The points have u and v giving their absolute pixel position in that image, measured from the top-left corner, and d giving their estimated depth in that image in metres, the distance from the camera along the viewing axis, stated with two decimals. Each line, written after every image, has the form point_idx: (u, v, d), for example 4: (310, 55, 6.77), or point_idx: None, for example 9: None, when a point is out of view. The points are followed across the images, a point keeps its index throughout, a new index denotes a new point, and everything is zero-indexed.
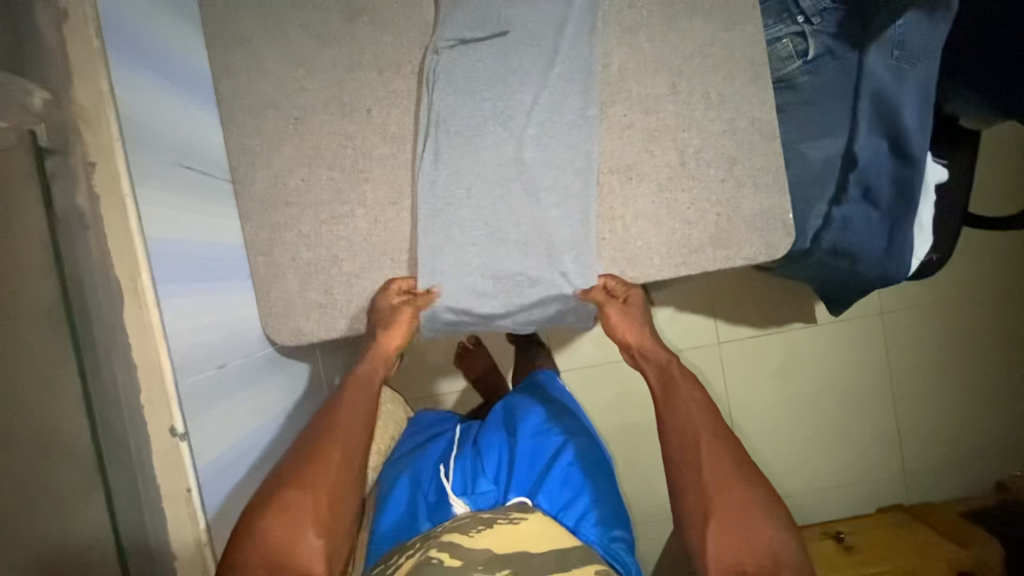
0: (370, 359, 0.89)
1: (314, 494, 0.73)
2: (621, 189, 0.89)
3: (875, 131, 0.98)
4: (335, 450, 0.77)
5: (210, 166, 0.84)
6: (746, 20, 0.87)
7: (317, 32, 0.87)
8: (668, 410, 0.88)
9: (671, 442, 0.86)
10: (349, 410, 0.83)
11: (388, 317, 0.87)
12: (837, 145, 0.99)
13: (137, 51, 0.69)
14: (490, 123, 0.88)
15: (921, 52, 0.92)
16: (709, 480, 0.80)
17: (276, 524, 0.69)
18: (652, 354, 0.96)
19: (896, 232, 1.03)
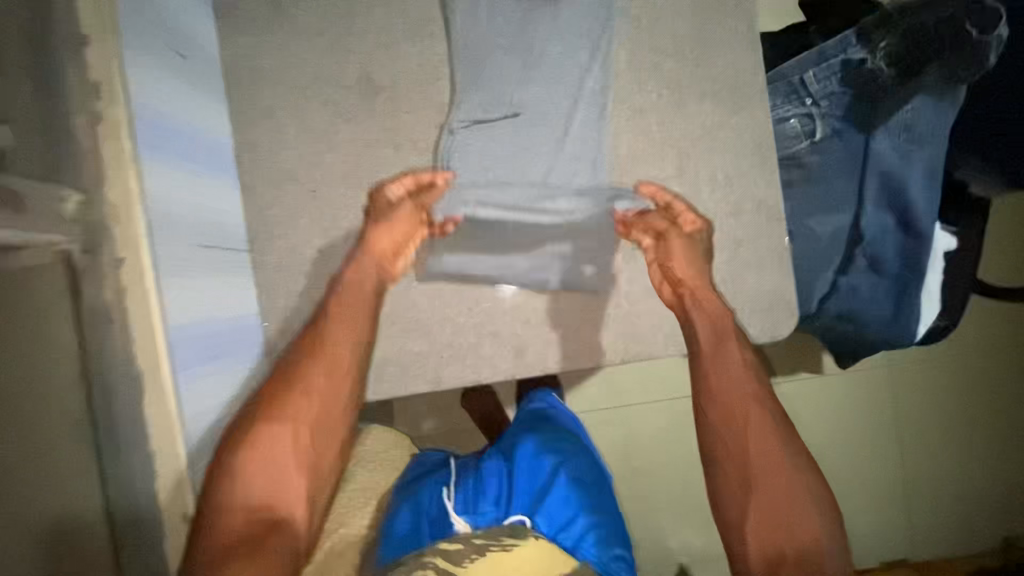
0: (358, 267, 0.87)
1: (289, 435, 0.76)
2: (627, 267, 0.91)
3: (881, 207, 0.96)
4: (319, 376, 0.80)
5: (229, 236, 0.86)
6: (753, 104, 0.89)
7: (336, 108, 0.90)
8: (710, 363, 0.84)
9: (717, 400, 0.82)
10: (336, 337, 0.83)
11: (391, 198, 0.89)
12: (843, 220, 0.99)
13: (164, 140, 0.72)
14: (504, 195, 0.92)
15: (930, 130, 0.89)
16: (751, 445, 0.78)
17: (247, 488, 0.71)
18: (705, 305, 0.87)
19: (903, 300, 0.99)
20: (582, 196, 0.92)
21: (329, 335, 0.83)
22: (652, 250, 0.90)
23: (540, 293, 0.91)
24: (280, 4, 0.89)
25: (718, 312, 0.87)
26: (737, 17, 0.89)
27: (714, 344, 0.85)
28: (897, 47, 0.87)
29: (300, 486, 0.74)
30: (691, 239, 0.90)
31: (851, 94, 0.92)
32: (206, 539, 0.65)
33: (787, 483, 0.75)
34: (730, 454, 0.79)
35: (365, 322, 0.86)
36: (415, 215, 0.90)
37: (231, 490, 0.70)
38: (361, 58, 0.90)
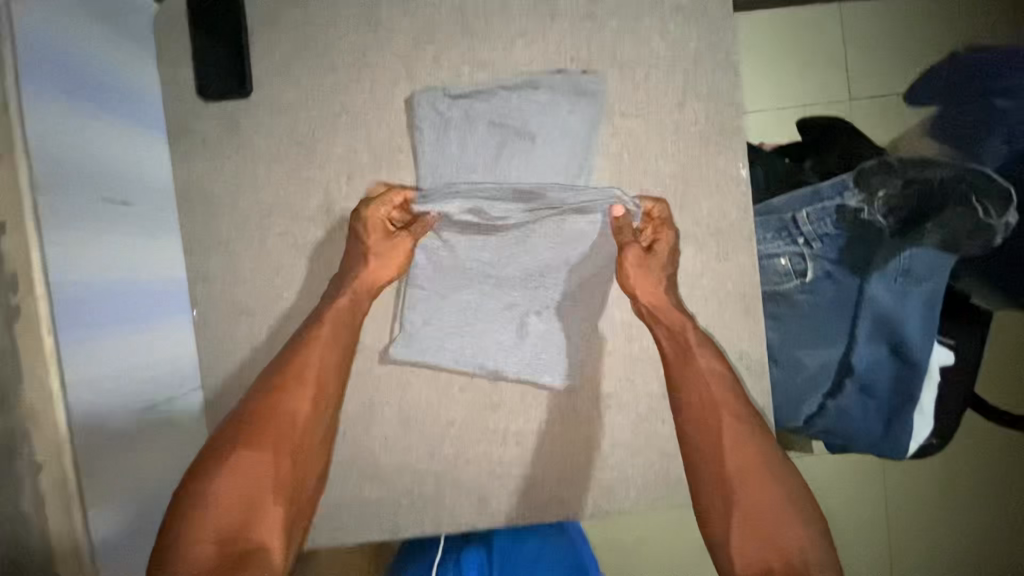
0: (330, 303, 0.81)
1: (266, 463, 0.73)
2: (599, 417, 0.85)
3: (874, 342, 0.90)
4: (301, 407, 0.77)
5: (170, 384, 0.80)
6: (739, 250, 0.83)
7: (295, 240, 0.85)
8: (681, 385, 0.80)
9: (687, 412, 0.80)
10: (313, 355, 0.78)
11: (376, 227, 0.81)
12: (833, 353, 0.92)
13: (101, 307, 0.66)
14: (471, 310, 0.85)
15: (928, 271, 0.83)
16: (733, 468, 0.76)
17: (213, 519, 0.67)
18: (673, 319, 0.82)
19: (895, 420, 0.93)
20: (561, 245, 0.83)
21: (304, 346, 0.78)
22: (636, 262, 0.81)
23: (505, 442, 0.86)
24: (240, 130, 0.84)
25: (684, 327, 0.82)
26: (725, 156, 0.83)
27: (676, 359, 0.81)
28: (896, 198, 0.82)
29: (273, 513, 0.71)
30: (671, 259, 0.82)
31: (846, 237, 0.86)
32: (182, 557, 0.63)
33: (769, 504, 0.74)
34: (715, 473, 0.77)
35: (348, 339, 0.81)
36: (403, 246, 0.83)
37: (204, 513, 0.67)
38: (322, 188, 0.84)
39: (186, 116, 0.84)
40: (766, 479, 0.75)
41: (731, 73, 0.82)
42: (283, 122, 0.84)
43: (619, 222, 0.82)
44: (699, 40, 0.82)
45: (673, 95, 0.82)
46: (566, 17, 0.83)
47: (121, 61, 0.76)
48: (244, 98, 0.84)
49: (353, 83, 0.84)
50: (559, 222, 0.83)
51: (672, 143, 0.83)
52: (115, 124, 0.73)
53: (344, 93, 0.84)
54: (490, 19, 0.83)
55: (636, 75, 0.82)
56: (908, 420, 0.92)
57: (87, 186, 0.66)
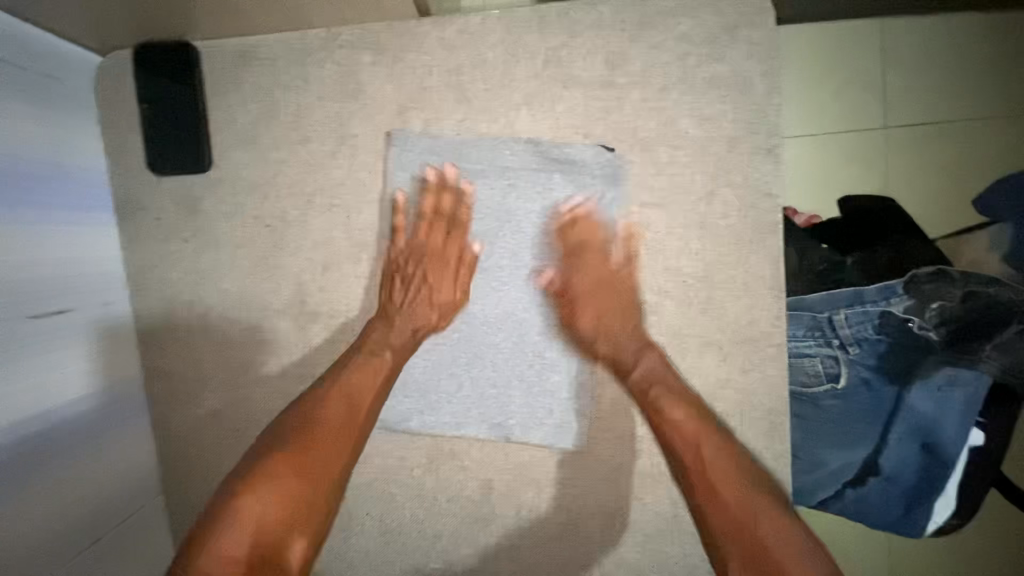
0: (383, 328, 0.71)
1: (295, 484, 0.60)
2: (602, 535, 0.77)
3: (905, 444, 0.79)
4: (329, 413, 0.66)
5: (125, 502, 0.72)
6: (766, 361, 0.73)
7: (264, 334, 0.75)
8: (659, 419, 0.67)
9: (666, 447, 0.66)
10: (356, 385, 0.68)
11: (432, 240, 0.72)
12: (859, 454, 0.81)
13: (31, 447, 0.58)
14: (457, 372, 0.75)
15: (971, 383, 0.72)
16: (731, 501, 0.60)
17: (236, 543, 0.54)
18: (622, 355, 0.71)
19: (916, 510, 0.81)
20: (547, 217, 0.72)
21: (350, 370, 0.69)
22: (580, 301, 0.72)
23: (498, 560, 0.77)
24: (199, 211, 0.73)
25: (649, 351, 0.71)
26: (756, 255, 0.72)
27: (642, 390, 0.69)
28: (952, 309, 0.71)
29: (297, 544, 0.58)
30: (630, 289, 0.73)
31: (888, 343, 0.76)
32: (200, 572, 0.52)
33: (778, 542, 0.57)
34: (711, 508, 0.61)
35: (384, 377, 0.69)
36: (451, 246, 0.73)
37: (229, 533, 0.55)
38: (295, 277, 0.74)
39: (136, 192, 0.73)
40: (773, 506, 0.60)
41: (770, 158, 0.70)
42: (249, 201, 0.73)
43: (575, 223, 0.72)
44: (735, 118, 0.70)
45: (701, 182, 0.71)
46: (579, 84, 0.70)
47: (57, 142, 0.65)
48: (203, 173, 0.73)
49: (329, 158, 0.72)
50: (539, 180, 0.72)
51: (696, 237, 0.72)
52: (57, 221, 0.64)
53: (319, 169, 0.72)
54: (490, 86, 0.71)
55: (659, 157, 0.71)
56: (928, 510, 0.81)
57: (16, 306, 0.57)
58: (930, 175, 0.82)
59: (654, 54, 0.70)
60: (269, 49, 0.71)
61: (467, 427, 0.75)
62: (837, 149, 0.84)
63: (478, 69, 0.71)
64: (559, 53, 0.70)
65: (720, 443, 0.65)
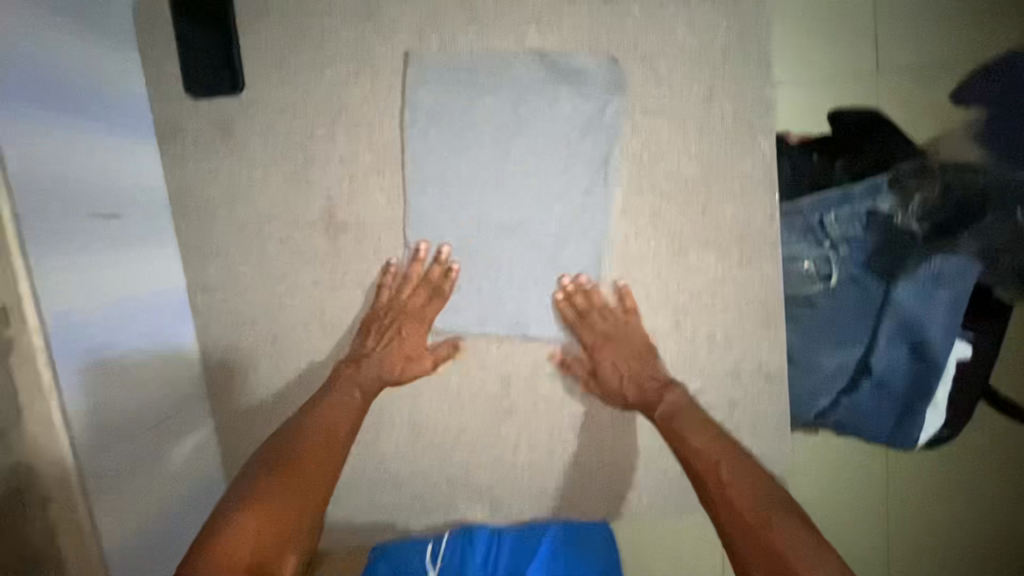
0: (356, 369, 0.79)
1: (288, 509, 0.64)
2: (613, 423, 0.84)
3: (896, 343, 0.85)
4: (316, 439, 0.72)
5: (179, 400, 0.79)
6: (762, 257, 0.80)
7: (297, 247, 0.81)
8: (678, 440, 0.73)
9: (692, 465, 0.71)
10: (338, 416, 0.75)
11: (412, 297, 0.80)
12: (853, 355, 0.87)
13: (92, 335, 0.64)
14: (477, 275, 0.81)
15: (957, 277, 0.80)
16: (751, 516, 0.63)
17: (241, 548, 0.58)
18: (646, 394, 0.79)
19: (908, 412, 0.88)
20: (555, 127, 0.77)
21: (327, 405, 0.76)
22: (592, 359, 0.80)
23: (519, 448, 0.85)
24: (233, 132, 0.79)
25: (672, 389, 0.78)
26: (750, 158, 0.78)
27: (662, 419, 0.76)
28: (931, 203, 0.78)
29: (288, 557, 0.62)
30: (640, 336, 0.80)
31: (876, 241, 0.82)
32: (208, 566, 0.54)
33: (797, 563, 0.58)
34: (734, 523, 0.64)
35: (359, 411, 0.77)
36: (431, 308, 0.80)
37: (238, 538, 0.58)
38: (324, 192, 0.80)
39: (175, 115, 0.79)
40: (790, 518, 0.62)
41: (762, 66, 0.76)
42: (280, 121, 0.79)
43: (580, 292, 0.80)
44: (729, 30, 0.76)
45: (698, 91, 0.77)
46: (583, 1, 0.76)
47: (103, 61, 0.70)
48: (236, 97, 0.78)
49: (352, 78, 0.78)
50: (548, 93, 0.77)
51: (695, 142, 0.78)
52: (104, 137, 0.69)
53: (344, 89, 0.78)
54: (500, 6, 0.76)
55: (659, 68, 0.77)
56: (920, 412, 0.87)
57: (72, 208, 0.62)
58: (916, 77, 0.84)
59: None
60: None
61: (488, 325, 0.82)
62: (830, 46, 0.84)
63: None
64: None
65: (752, 465, 0.69)
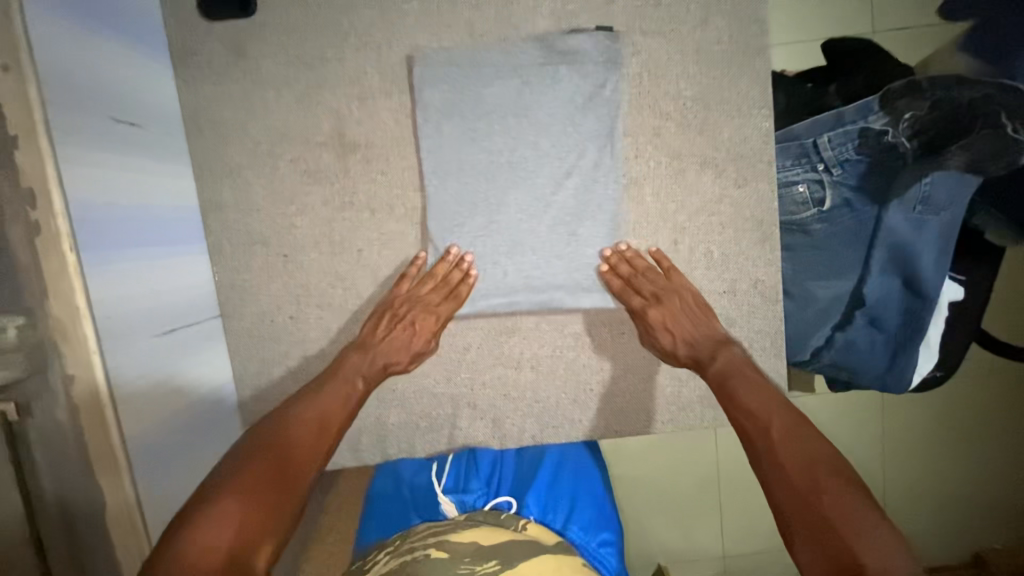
0: (359, 356, 0.80)
1: (272, 493, 0.60)
2: (613, 342, 0.86)
3: (888, 273, 0.87)
4: (305, 430, 0.70)
5: (190, 315, 0.81)
6: (759, 175, 0.82)
7: (307, 167, 0.84)
8: (734, 407, 0.70)
9: (741, 425, 0.68)
10: (328, 399, 0.75)
11: (429, 293, 0.83)
12: (846, 286, 0.90)
13: (114, 231, 0.66)
14: (485, 191, 0.83)
15: (948, 199, 0.80)
16: (804, 475, 0.58)
17: (217, 538, 0.51)
18: (701, 355, 0.78)
19: (901, 347, 0.89)
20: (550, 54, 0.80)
21: (320, 392, 0.75)
22: (648, 321, 0.81)
23: (522, 367, 0.87)
24: (246, 54, 0.82)
25: (727, 347, 0.78)
26: (746, 78, 0.80)
27: (718, 379, 0.74)
28: (923, 119, 0.79)
29: (265, 548, 0.54)
30: (688, 303, 0.81)
31: (867, 163, 0.84)
32: (180, 554, 0.49)
33: (862, 527, 0.52)
34: (785, 484, 0.58)
35: (355, 400, 0.77)
36: (443, 309, 0.82)
37: (208, 528, 0.52)
38: (334, 113, 0.82)
39: (189, 37, 0.81)
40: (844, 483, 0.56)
41: None
42: (292, 42, 0.81)
43: (625, 258, 0.83)
44: None
45: (695, 12, 0.79)
46: None
47: None
48: (249, 19, 0.81)
49: (361, 0, 0.80)
50: (558, 18, 0.80)
51: (693, 63, 0.80)
52: (119, 45, 0.71)
53: (354, 12, 0.81)
54: None
55: None
56: (914, 350, 0.88)
57: (90, 105, 0.64)
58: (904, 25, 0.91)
59: None
60: None
61: (495, 241, 0.83)
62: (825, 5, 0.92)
63: None
64: None
65: (802, 425, 0.64)
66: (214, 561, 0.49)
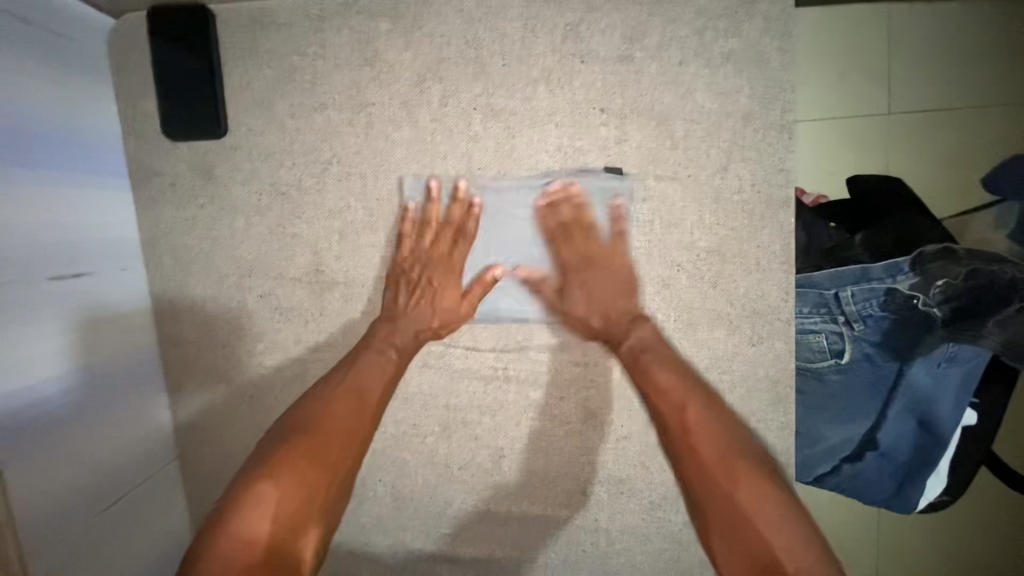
0: (389, 327, 0.72)
1: (311, 471, 0.58)
2: (609, 502, 0.79)
3: (903, 419, 0.81)
4: (344, 412, 0.64)
5: (137, 467, 0.72)
6: (775, 333, 0.75)
7: (278, 303, 0.75)
8: (650, 389, 0.66)
9: (659, 406, 0.65)
10: (370, 382, 0.68)
11: (434, 241, 0.73)
12: (858, 430, 0.82)
13: (46, 411, 0.58)
14: (492, 337, 0.76)
15: (972, 361, 0.76)
16: (712, 459, 0.58)
17: (255, 531, 0.52)
18: (614, 326, 0.72)
19: (907, 486, 0.83)
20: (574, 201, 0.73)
21: (360, 364, 0.69)
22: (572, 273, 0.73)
23: (507, 525, 0.79)
24: (215, 177, 0.73)
25: (642, 323, 0.71)
26: (768, 231, 0.73)
27: (636, 353, 0.69)
28: (956, 287, 0.71)
29: (313, 530, 0.56)
30: (625, 263, 0.73)
31: (892, 320, 0.77)
32: (217, 557, 0.49)
33: (756, 504, 0.54)
34: (696, 475, 0.59)
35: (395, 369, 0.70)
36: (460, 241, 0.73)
37: (248, 524, 0.52)
38: (311, 246, 0.74)
39: (152, 157, 0.73)
40: (772, 490, 0.56)
41: (784, 135, 0.71)
42: (266, 167, 0.73)
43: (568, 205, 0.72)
44: (751, 94, 0.71)
45: (715, 157, 0.72)
46: (597, 57, 0.71)
47: (69, 103, 0.64)
48: (219, 141, 0.73)
49: (345, 127, 0.72)
50: (562, 152, 0.72)
51: (710, 212, 0.73)
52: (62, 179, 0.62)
53: (336, 137, 0.72)
54: (507, 59, 0.71)
55: (675, 131, 0.72)
56: (920, 488, 0.83)
57: (24, 272, 0.56)
58: (946, 131, 0.83)
59: (672, 29, 0.70)
60: (285, 14, 0.71)
61: (499, 389, 0.77)
62: (842, 89, 0.85)
63: (497, 39, 0.71)
64: (577, 27, 0.70)
65: (710, 405, 0.63)
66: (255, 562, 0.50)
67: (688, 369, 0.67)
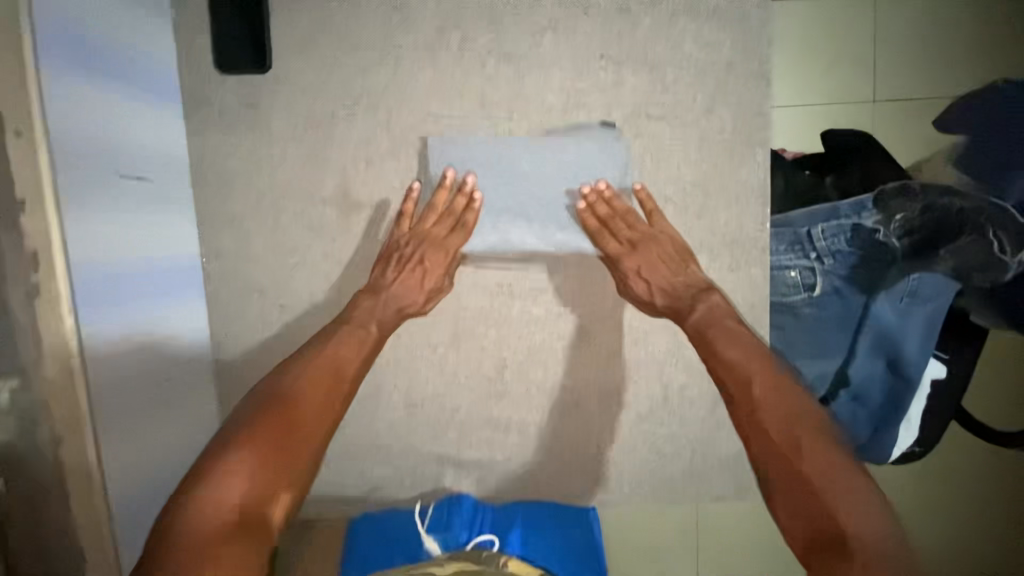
0: (371, 301, 0.80)
1: (278, 443, 0.62)
2: (601, 413, 0.87)
3: (873, 357, 0.88)
4: (320, 390, 0.69)
5: (181, 361, 0.80)
6: (752, 261, 0.84)
7: (310, 222, 0.84)
8: (717, 363, 0.70)
9: (723, 381, 0.68)
10: (345, 353, 0.74)
11: (434, 226, 0.80)
12: (831, 365, 0.89)
13: (125, 289, 0.67)
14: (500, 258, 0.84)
15: (934, 293, 0.83)
16: (774, 423, 0.62)
17: (227, 496, 0.55)
18: (680, 304, 0.79)
19: (882, 423, 0.90)
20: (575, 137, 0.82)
21: (334, 342, 0.74)
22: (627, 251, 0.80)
23: (508, 431, 0.88)
24: (258, 108, 0.83)
25: (710, 294, 0.78)
26: (747, 168, 0.82)
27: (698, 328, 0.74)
28: (913, 220, 0.83)
29: (283, 497, 0.59)
30: (670, 236, 0.81)
31: (858, 256, 0.86)
32: (185, 522, 0.53)
33: (818, 458, 0.58)
34: (760, 437, 0.61)
35: (371, 345, 0.77)
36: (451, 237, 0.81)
37: (222, 488, 0.55)
38: (340, 171, 0.84)
39: (203, 89, 0.83)
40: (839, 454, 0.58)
41: (762, 84, 0.81)
42: (304, 100, 0.83)
43: (604, 198, 0.80)
44: (733, 46, 0.81)
45: (700, 101, 0.81)
46: (598, 10, 0.80)
47: (139, 32, 0.74)
48: (263, 75, 0.82)
49: (375, 65, 0.82)
50: (565, 94, 0.82)
51: (696, 150, 0.82)
52: (132, 96, 0.72)
53: (367, 75, 0.82)
54: (519, 10, 0.81)
55: (665, 77, 0.81)
56: (895, 425, 0.89)
57: (108, 166, 0.65)
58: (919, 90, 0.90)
59: None
60: None
61: (503, 306, 0.85)
62: (823, 53, 0.92)
63: None
64: None
65: (778, 380, 0.66)
66: (223, 525, 0.53)
67: (759, 349, 0.71)
